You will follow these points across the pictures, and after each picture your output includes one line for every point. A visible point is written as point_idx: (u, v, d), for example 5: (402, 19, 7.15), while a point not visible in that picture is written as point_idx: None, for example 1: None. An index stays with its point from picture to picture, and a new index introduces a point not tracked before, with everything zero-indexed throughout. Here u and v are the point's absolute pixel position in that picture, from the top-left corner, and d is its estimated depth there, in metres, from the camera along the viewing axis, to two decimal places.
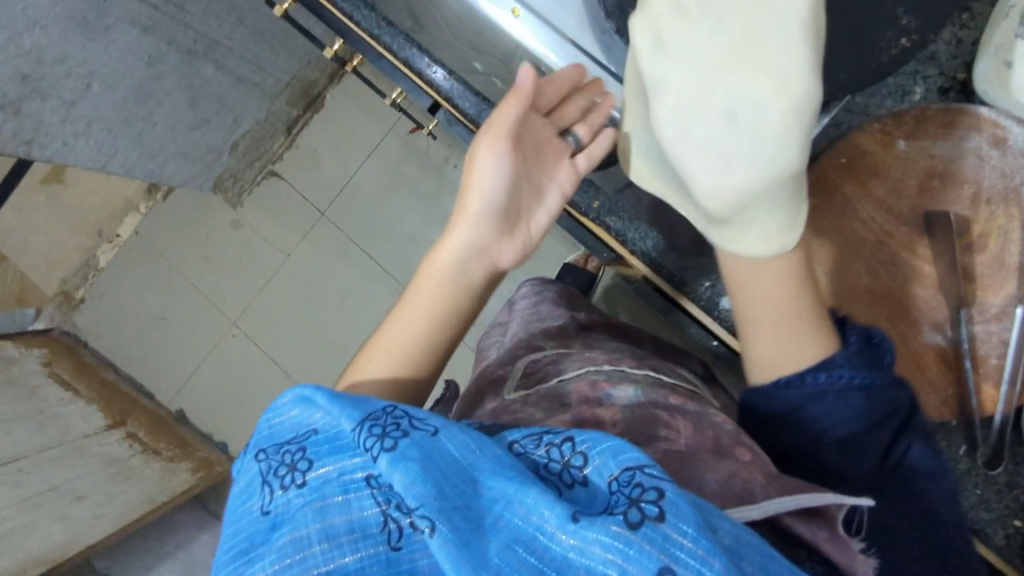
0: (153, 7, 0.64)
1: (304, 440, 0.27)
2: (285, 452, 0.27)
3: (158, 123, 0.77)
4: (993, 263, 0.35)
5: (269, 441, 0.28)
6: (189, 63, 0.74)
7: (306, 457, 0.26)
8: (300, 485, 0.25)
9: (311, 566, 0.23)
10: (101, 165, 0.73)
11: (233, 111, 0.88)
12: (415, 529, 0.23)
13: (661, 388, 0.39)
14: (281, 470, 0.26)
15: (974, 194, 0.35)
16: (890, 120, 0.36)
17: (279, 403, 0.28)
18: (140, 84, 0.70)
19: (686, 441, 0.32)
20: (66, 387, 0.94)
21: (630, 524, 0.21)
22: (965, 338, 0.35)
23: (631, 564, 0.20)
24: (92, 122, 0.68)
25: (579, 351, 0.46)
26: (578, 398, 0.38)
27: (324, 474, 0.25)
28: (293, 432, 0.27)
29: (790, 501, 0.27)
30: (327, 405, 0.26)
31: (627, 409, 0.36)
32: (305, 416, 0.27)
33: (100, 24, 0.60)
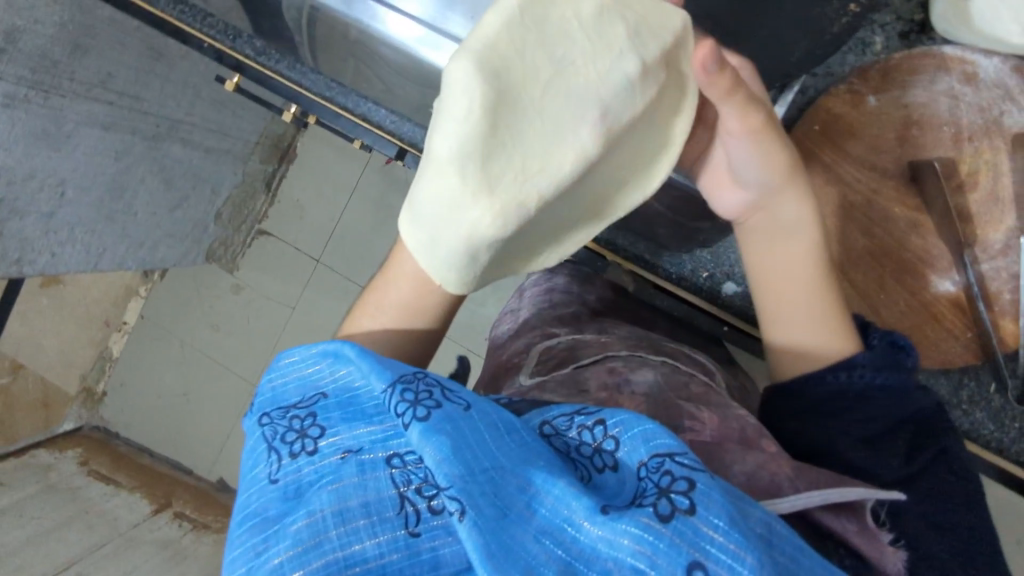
0: (109, 102, 0.64)
1: (312, 404, 0.29)
2: (294, 417, 0.29)
3: (139, 213, 0.77)
4: (987, 199, 0.35)
5: (274, 403, 0.30)
6: (155, 148, 0.73)
7: (317, 423, 0.28)
8: (312, 452, 0.27)
9: (328, 549, 0.24)
10: (92, 265, 0.74)
11: (209, 182, 0.89)
12: (434, 512, 0.24)
13: (678, 372, 0.38)
14: (290, 437, 0.28)
15: (955, 134, 0.35)
16: (857, 79, 0.35)
17: (294, 361, 0.31)
18: (112, 179, 0.70)
19: (710, 433, 0.31)
20: (106, 481, 0.94)
21: (660, 517, 0.21)
22: (974, 280, 0.35)
23: (659, 556, 0.21)
24: (74, 227, 0.68)
25: (590, 334, 0.44)
26: (597, 383, 0.36)
27: (339, 441, 0.27)
28: (300, 396, 0.30)
29: (821, 495, 0.27)
30: (355, 373, 0.28)
31: (649, 395, 0.35)
32: (322, 381, 0.29)
33: (61, 132, 0.60)
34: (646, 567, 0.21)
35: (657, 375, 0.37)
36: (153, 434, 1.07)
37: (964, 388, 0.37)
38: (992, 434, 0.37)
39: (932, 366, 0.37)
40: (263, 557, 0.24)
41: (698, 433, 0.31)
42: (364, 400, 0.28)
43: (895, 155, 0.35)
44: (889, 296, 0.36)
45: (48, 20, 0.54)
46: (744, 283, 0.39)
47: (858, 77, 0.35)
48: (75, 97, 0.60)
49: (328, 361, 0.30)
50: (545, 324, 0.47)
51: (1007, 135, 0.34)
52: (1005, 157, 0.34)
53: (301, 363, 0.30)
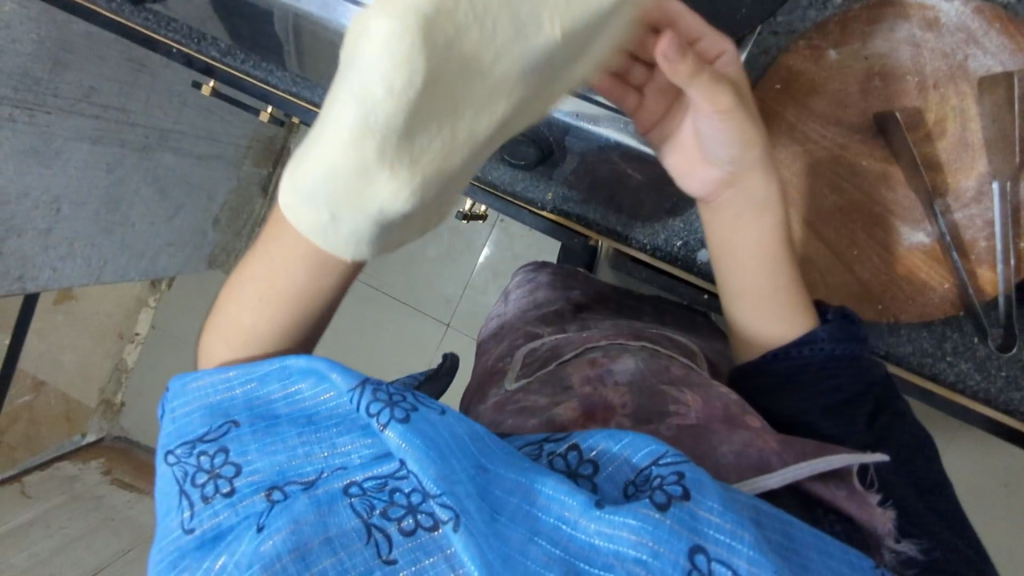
0: (96, 116, 0.65)
1: (222, 435, 0.28)
2: (203, 454, 0.28)
3: (136, 223, 0.78)
4: (956, 147, 0.34)
5: (176, 439, 0.29)
6: (146, 159, 0.74)
7: (237, 458, 0.27)
8: (231, 492, 0.27)
9: None
10: (95, 277, 0.76)
11: (205, 189, 0.90)
12: (406, 534, 0.24)
13: (662, 356, 0.37)
14: (201, 479, 0.27)
15: (920, 83, 0.34)
16: (814, 33, 0.35)
17: (195, 390, 0.29)
18: (107, 191, 0.71)
19: (697, 414, 0.31)
20: (128, 488, 0.97)
21: (659, 506, 0.23)
22: (946, 230, 0.34)
23: (661, 543, 0.22)
24: (73, 240, 0.70)
25: (574, 329, 0.44)
26: (579, 377, 0.36)
27: (271, 471, 0.27)
28: (206, 426, 0.28)
29: (812, 463, 0.28)
30: (300, 386, 0.28)
31: (632, 386, 0.34)
32: (230, 406, 0.29)
33: (50, 148, 0.62)
34: (647, 555, 0.22)
35: (638, 360, 0.36)
36: None
37: (946, 340, 0.36)
38: (979, 385, 0.36)
39: (912, 319, 0.36)
40: None
41: (684, 418, 0.31)
42: (293, 426, 0.28)
43: (861, 109, 0.35)
44: (863, 253, 0.36)
45: (25, 38, 0.56)
46: None
47: (817, 32, 0.35)
48: (61, 112, 0.61)
49: (247, 384, 0.29)
50: (531, 326, 0.46)
51: (973, 79, 0.33)
52: (972, 103, 0.33)
53: (204, 393, 0.29)
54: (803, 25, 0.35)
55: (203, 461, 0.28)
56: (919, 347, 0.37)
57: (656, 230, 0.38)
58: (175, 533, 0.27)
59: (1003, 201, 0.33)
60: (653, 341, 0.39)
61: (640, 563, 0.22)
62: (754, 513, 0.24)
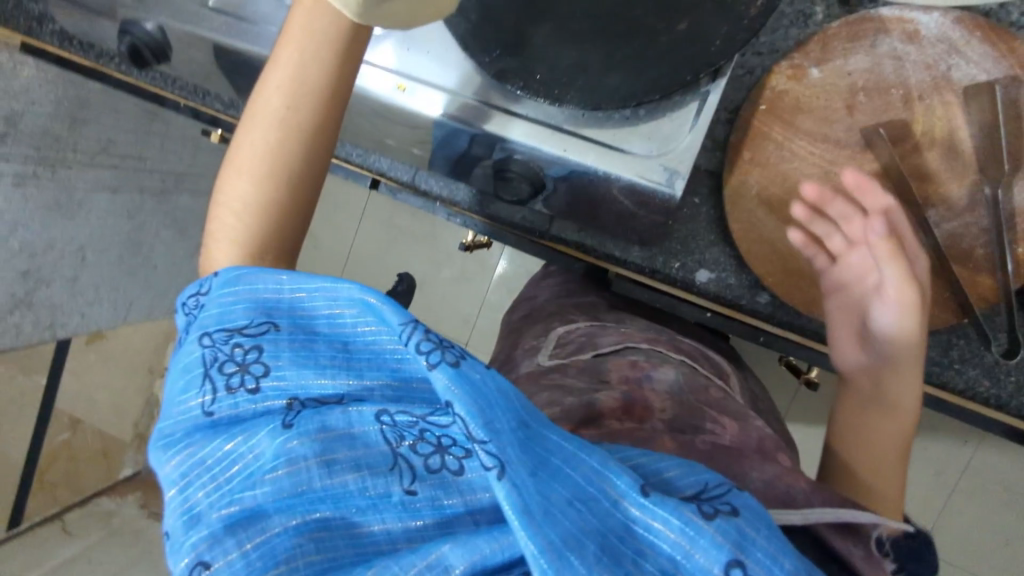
0: (114, 167, 0.68)
1: (260, 334, 0.25)
2: (237, 345, 0.25)
3: (159, 265, 0.81)
4: (945, 156, 0.34)
5: (212, 321, 0.26)
6: (165, 203, 0.77)
7: (263, 360, 0.25)
8: (251, 391, 0.24)
9: (316, 506, 0.22)
10: (121, 318, 0.79)
11: None
12: (432, 470, 0.22)
13: (696, 376, 0.38)
14: (228, 368, 0.25)
15: (904, 95, 0.34)
16: (795, 53, 0.35)
17: (243, 282, 0.27)
18: (129, 238, 0.74)
19: (731, 437, 0.32)
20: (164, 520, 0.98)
21: (705, 515, 0.20)
22: (940, 242, 0.34)
23: (696, 550, 0.20)
24: (100, 287, 0.73)
25: (611, 322, 0.45)
26: (618, 376, 0.37)
27: (285, 387, 0.24)
28: (248, 319, 0.26)
29: (832, 514, 0.26)
30: (349, 309, 0.25)
31: (672, 395, 0.35)
32: (275, 306, 0.26)
33: (72, 201, 0.65)
34: (680, 555, 0.20)
35: (678, 371, 0.38)
36: None
37: (953, 347, 0.36)
38: (989, 390, 0.36)
39: None
40: (216, 514, 0.22)
41: (719, 437, 0.32)
42: (323, 343, 0.25)
43: (849, 125, 0.35)
44: None
45: (43, 100, 0.58)
46: (716, 269, 0.39)
47: (800, 52, 0.35)
48: (80, 167, 0.64)
49: (299, 293, 0.26)
50: (558, 316, 0.47)
51: (958, 88, 0.33)
52: (959, 113, 0.33)
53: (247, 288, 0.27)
54: (786, 44, 0.36)
55: (235, 353, 0.25)
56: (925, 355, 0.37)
57: (656, 255, 0.39)
58: (191, 412, 0.25)
59: (997, 209, 0.33)
60: (691, 358, 0.41)
61: (674, 564, 0.20)
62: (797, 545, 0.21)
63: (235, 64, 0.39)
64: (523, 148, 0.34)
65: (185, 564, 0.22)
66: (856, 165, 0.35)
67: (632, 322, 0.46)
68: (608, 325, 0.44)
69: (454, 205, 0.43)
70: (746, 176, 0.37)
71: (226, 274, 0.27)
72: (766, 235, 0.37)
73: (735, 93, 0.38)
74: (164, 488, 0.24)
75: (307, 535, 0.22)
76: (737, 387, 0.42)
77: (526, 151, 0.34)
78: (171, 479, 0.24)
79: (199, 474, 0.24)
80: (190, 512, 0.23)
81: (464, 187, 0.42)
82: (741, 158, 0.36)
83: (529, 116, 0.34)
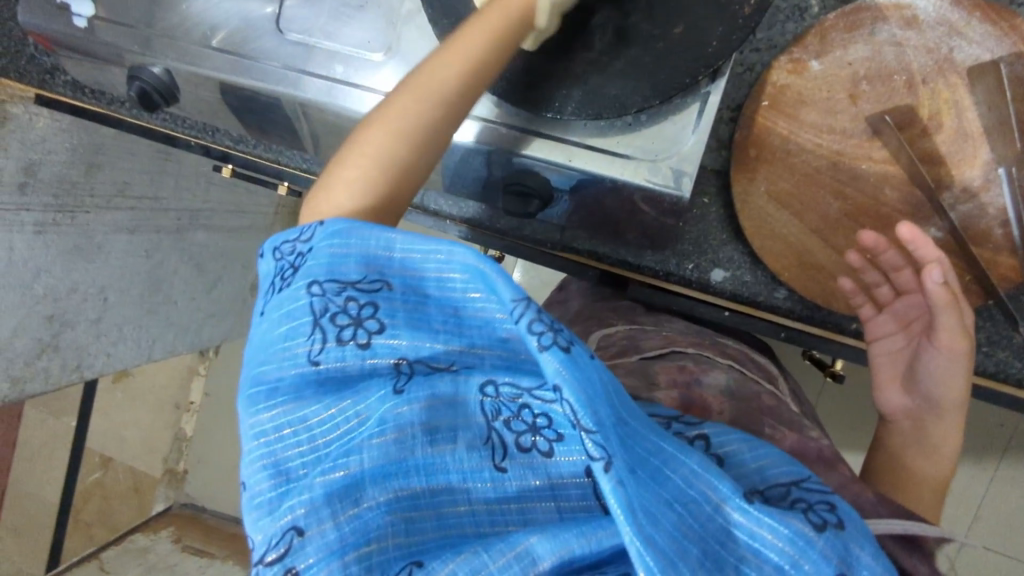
0: (131, 208, 0.70)
1: (374, 290, 0.26)
2: (350, 298, 0.26)
3: (179, 301, 0.82)
4: (953, 138, 0.34)
5: (320, 269, 0.27)
6: (181, 240, 0.78)
7: (377, 317, 0.26)
8: (363, 345, 0.26)
9: (412, 471, 0.24)
10: (147, 355, 0.79)
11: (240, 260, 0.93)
12: (523, 450, 0.24)
13: (747, 378, 0.38)
14: (342, 320, 0.26)
15: (908, 81, 0.34)
16: (794, 48, 0.35)
17: (356, 237, 0.27)
18: (148, 276, 0.75)
19: (790, 443, 0.32)
20: (199, 553, 0.96)
21: (817, 527, 0.22)
22: (956, 224, 0.34)
23: (804, 559, 0.21)
24: (122, 325, 0.73)
25: (651, 322, 0.44)
26: (667, 379, 0.36)
27: (398, 344, 0.26)
28: (361, 274, 0.27)
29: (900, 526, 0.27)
30: (465, 283, 0.26)
31: (728, 399, 0.35)
32: (388, 266, 0.27)
33: (92, 244, 0.66)
34: (787, 564, 0.21)
35: (728, 377, 0.37)
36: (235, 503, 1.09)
37: (979, 330, 0.36)
38: (1021, 371, 0.35)
39: None
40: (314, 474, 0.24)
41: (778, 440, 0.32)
42: (434, 309, 0.26)
43: (852, 114, 0.35)
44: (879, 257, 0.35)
45: (59, 149, 0.61)
46: (730, 267, 0.39)
47: (798, 47, 0.35)
48: (98, 211, 0.66)
49: (409, 252, 0.27)
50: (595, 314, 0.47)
51: (961, 70, 0.33)
52: (964, 94, 0.33)
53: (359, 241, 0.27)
54: (784, 39, 0.37)
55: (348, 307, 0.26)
56: None
57: (672, 257, 0.39)
58: (297, 361, 0.26)
59: (1011, 187, 0.33)
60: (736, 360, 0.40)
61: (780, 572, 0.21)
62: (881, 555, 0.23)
63: (242, 101, 0.39)
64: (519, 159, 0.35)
65: (281, 526, 0.23)
66: (865, 155, 0.35)
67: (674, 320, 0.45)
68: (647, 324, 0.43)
69: (465, 223, 0.43)
70: (754, 173, 0.36)
71: (329, 224, 0.28)
72: (779, 229, 0.36)
73: (736, 92, 0.38)
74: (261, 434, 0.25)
75: (399, 511, 0.23)
76: (784, 388, 0.42)
77: (527, 163, 0.35)
78: (269, 429, 0.25)
79: (298, 432, 0.25)
80: (289, 469, 0.24)
81: (475, 203, 0.42)
82: (747, 156, 0.36)
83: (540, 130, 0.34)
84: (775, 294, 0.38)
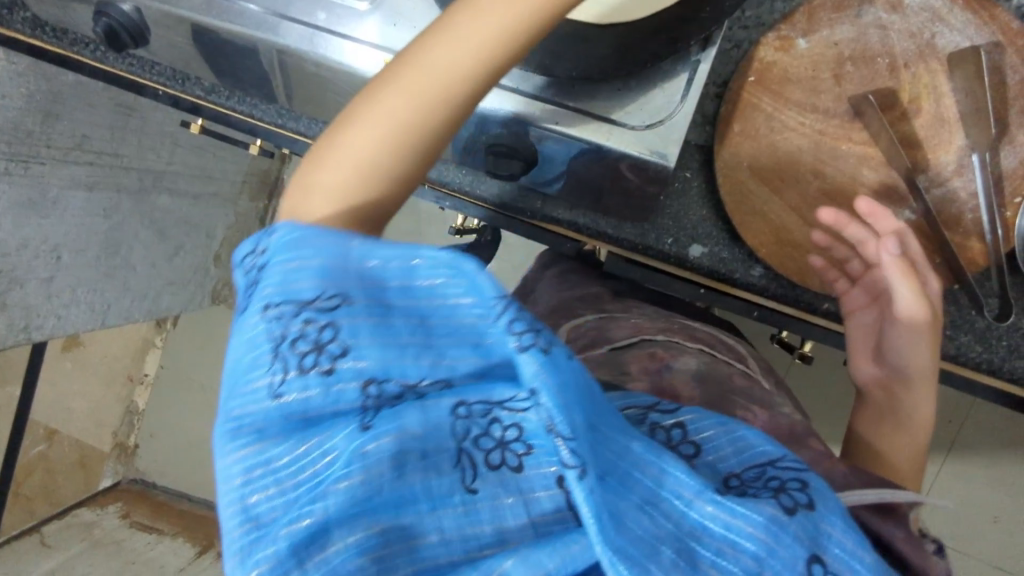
0: (90, 163, 0.66)
1: (337, 304, 0.23)
2: (309, 320, 0.23)
3: (137, 266, 0.79)
4: (932, 123, 0.34)
5: (279, 288, 0.24)
6: (143, 202, 0.76)
7: (339, 338, 0.23)
8: (327, 370, 0.23)
9: (382, 514, 0.21)
10: (100, 321, 0.76)
11: (204, 229, 0.90)
12: (493, 466, 0.22)
13: (716, 363, 0.38)
14: (302, 346, 0.23)
15: (890, 64, 0.34)
16: (783, 25, 0.35)
17: (311, 251, 0.24)
18: (104, 238, 0.72)
19: (763, 424, 0.33)
20: (149, 530, 0.95)
21: (788, 511, 0.22)
22: (930, 206, 0.35)
23: (779, 545, 0.21)
24: (76, 288, 0.70)
25: (622, 315, 0.44)
26: (640, 369, 0.37)
27: (362, 366, 0.22)
28: (320, 288, 0.24)
29: (873, 493, 0.27)
30: (451, 282, 0.23)
31: (699, 384, 0.35)
32: (353, 272, 0.24)
33: (47, 199, 0.63)
34: (764, 552, 0.21)
35: (699, 362, 0.38)
36: (186, 480, 1.06)
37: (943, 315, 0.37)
38: (980, 355, 0.36)
39: None
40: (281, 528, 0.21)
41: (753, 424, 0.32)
42: (404, 319, 0.23)
43: (834, 94, 0.35)
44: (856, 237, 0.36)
45: (15, 93, 0.57)
46: (708, 243, 0.39)
47: (787, 23, 0.35)
48: (54, 163, 0.63)
49: (384, 259, 0.24)
50: (566, 310, 0.47)
51: (942, 56, 0.34)
52: (945, 79, 0.34)
53: (320, 252, 0.24)
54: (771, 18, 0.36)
55: (307, 330, 0.23)
56: None
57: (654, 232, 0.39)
58: (253, 397, 0.23)
59: (984, 172, 0.34)
60: (707, 343, 0.41)
61: (757, 561, 0.21)
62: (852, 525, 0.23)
63: (215, 45, 0.37)
64: (501, 116, 0.33)
65: None
66: (847, 134, 0.35)
67: (642, 309, 0.46)
68: (619, 316, 0.44)
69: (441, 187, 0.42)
70: (737, 149, 0.36)
71: (283, 233, 0.25)
72: (758, 206, 0.37)
73: (723, 68, 0.38)
74: (222, 479, 0.23)
75: (370, 552, 0.21)
76: (755, 364, 0.43)
77: (514, 122, 0.33)
78: (233, 472, 0.23)
79: (262, 474, 0.23)
80: (247, 522, 0.22)
81: (454, 166, 0.41)
82: (732, 131, 0.36)
83: (537, 94, 0.33)
84: (752, 270, 0.39)
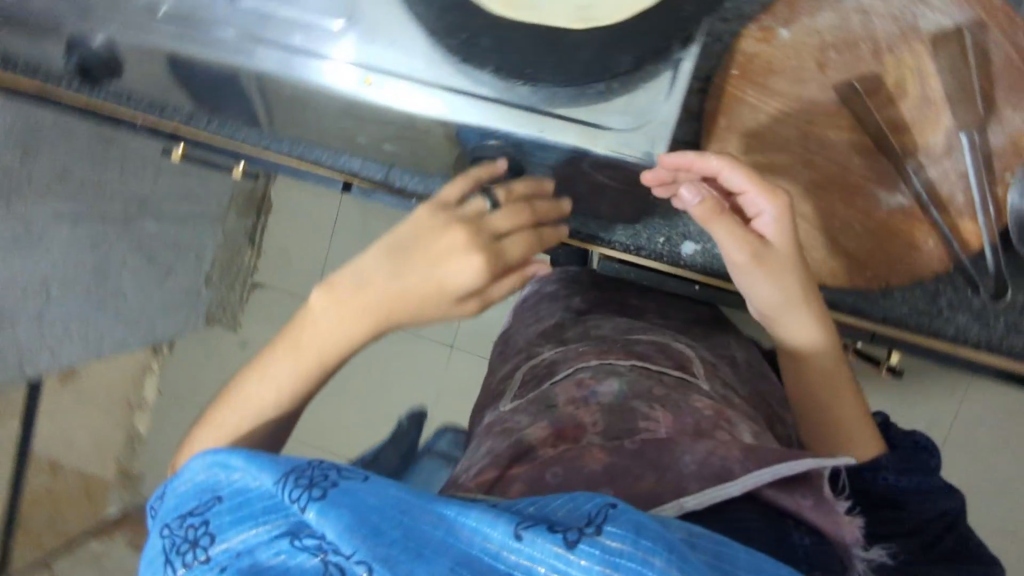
0: (72, 196, 0.66)
1: (208, 509, 0.27)
2: (190, 527, 0.27)
3: (128, 293, 0.78)
4: (918, 103, 0.34)
5: (174, 510, 0.28)
6: (132, 235, 0.75)
7: (207, 532, 0.26)
8: (202, 562, 0.26)
9: None
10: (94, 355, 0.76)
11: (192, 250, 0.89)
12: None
13: (642, 376, 0.39)
14: (184, 549, 0.27)
15: (873, 48, 0.34)
16: (764, 13, 0.34)
17: (192, 466, 0.29)
18: (96, 264, 0.71)
19: (666, 428, 0.34)
20: None
21: (568, 545, 0.22)
22: (922, 190, 0.35)
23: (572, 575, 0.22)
24: (67, 322, 0.70)
25: (573, 340, 0.46)
26: (565, 402, 0.38)
27: (228, 548, 0.25)
28: (198, 500, 0.28)
29: (786, 468, 0.29)
30: (251, 471, 0.27)
31: (616, 405, 0.37)
32: (216, 485, 0.28)
33: (31, 235, 0.62)
34: None
35: (622, 381, 0.39)
36: None
37: (939, 297, 0.36)
38: (979, 335, 0.36)
39: (902, 282, 0.36)
40: None
41: (654, 432, 0.34)
42: (257, 501, 0.26)
43: (795, 52, 0.34)
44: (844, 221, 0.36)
45: None
46: (702, 240, 0.38)
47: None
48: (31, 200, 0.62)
49: (219, 470, 0.28)
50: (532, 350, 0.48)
51: (926, 36, 0.33)
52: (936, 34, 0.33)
53: (197, 476, 0.28)
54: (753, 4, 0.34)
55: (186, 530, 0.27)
56: (904, 312, 0.37)
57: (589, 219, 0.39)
58: None
59: (973, 153, 0.34)
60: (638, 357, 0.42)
61: None
62: (701, 534, 0.24)
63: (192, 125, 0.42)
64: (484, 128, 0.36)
65: None
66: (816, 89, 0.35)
67: (600, 329, 0.46)
68: (569, 346, 0.45)
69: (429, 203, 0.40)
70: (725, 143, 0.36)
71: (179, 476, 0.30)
72: None
73: None
74: None
75: None
76: (699, 368, 0.42)
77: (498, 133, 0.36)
78: None
79: None
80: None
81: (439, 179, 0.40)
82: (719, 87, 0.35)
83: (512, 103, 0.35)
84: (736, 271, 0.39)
